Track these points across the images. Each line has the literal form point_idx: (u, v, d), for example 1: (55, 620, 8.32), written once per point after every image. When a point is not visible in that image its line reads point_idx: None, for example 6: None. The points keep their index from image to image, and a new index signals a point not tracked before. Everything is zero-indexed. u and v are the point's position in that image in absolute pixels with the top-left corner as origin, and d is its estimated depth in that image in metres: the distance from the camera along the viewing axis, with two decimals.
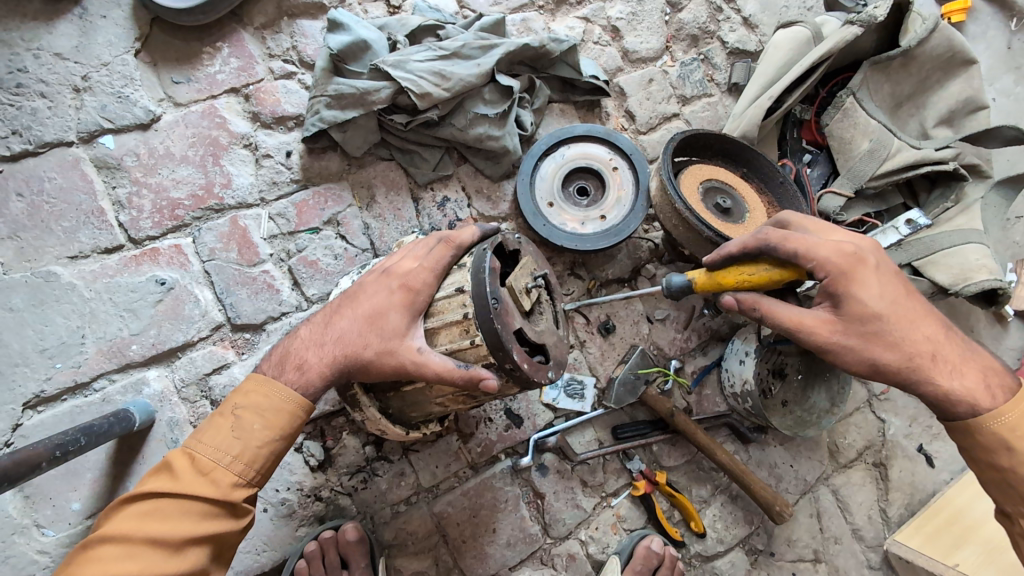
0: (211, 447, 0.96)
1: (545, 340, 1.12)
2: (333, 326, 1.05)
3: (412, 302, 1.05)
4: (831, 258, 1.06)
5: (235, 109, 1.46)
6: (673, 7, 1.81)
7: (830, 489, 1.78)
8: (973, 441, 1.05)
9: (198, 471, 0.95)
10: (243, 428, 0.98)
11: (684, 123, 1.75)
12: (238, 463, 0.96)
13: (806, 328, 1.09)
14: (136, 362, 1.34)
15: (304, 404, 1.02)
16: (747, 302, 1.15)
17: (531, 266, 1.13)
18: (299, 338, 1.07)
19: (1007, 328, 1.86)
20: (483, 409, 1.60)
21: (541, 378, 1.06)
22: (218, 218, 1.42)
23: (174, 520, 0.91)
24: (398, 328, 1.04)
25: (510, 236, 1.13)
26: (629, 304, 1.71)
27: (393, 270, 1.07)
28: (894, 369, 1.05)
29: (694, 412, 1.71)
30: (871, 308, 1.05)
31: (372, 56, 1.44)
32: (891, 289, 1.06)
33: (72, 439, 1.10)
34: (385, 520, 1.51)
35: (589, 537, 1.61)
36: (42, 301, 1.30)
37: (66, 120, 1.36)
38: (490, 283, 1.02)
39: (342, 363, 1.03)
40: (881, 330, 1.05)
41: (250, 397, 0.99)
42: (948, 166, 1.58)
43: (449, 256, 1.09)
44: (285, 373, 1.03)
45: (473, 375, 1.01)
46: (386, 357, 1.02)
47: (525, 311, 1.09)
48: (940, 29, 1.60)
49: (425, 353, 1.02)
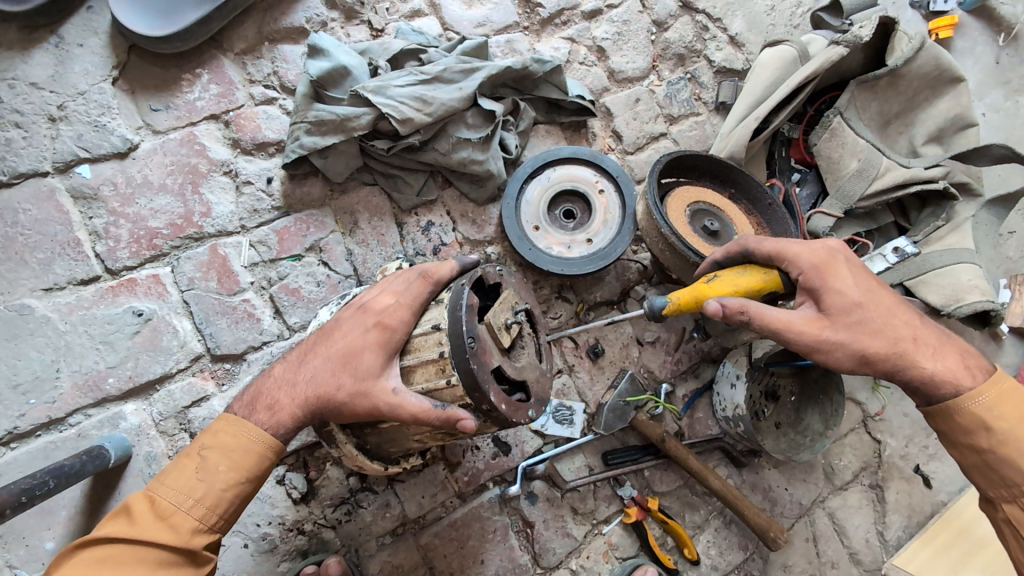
0: (173, 490, 0.93)
1: (526, 376, 1.08)
2: (306, 365, 1.03)
3: (387, 341, 1.03)
4: (804, 255, 1.11)
5: (215, 136, 1.44)
6: (659, 26, 1.80)
7: (826, 512, 1.75)
8: (994, 464, 1.02)
9: (158, 516, 0.91)
10: (207, 470, 0.95)
11: (671, 143, 1.74)
12: (200, 507, 0.93)
13: (798, 328, 1.07)
14: (113, 396, 1.31)
15: (274, 445, 0.99)
16: (733, 306, 1.11)
17: (512, 300, 1.09)
18: (271, 377, 1.04)
19: (1002, 345, 1.83)
20: (470, 437, 1.57)
21: (519, 419, 1.03)
22: (197, 247, 1.39)
23: (128, 569, 0.88)
24: (372, 368, 1.01)
25: (490, 269, 1.10)
26: (618, 327, 1.68)
27: (369, 306, 1.05)
28: (883, 357, 1.05)
29: (686, 436, 1.69)
30: (851, 299, 1.07)
31: (353, 81, 1.42)
32: (864, 275, 1.10)
33: (40, 483, 1.06)
34: (371, 553, 1.47)
35: (580, 567, 1.58)
36: (15, 335, 1.27)
37: (42, 150, 1.34)
38: (467, 320, 0.99)
39: (314, 404, 1.00)
40: (865, 317, 1.06)
41: (217, 438, 0.96)
42: (938, 184, 1.58)
43: (426, 292, 1.06)
44: (255, 414, 1.00)
45: (449, 416, 0.98)
46: (359, 399, 0.99)
47: (505, 348, 1.06)
48: (927, 47, 1.58)
49: (400, 394, 0.99)
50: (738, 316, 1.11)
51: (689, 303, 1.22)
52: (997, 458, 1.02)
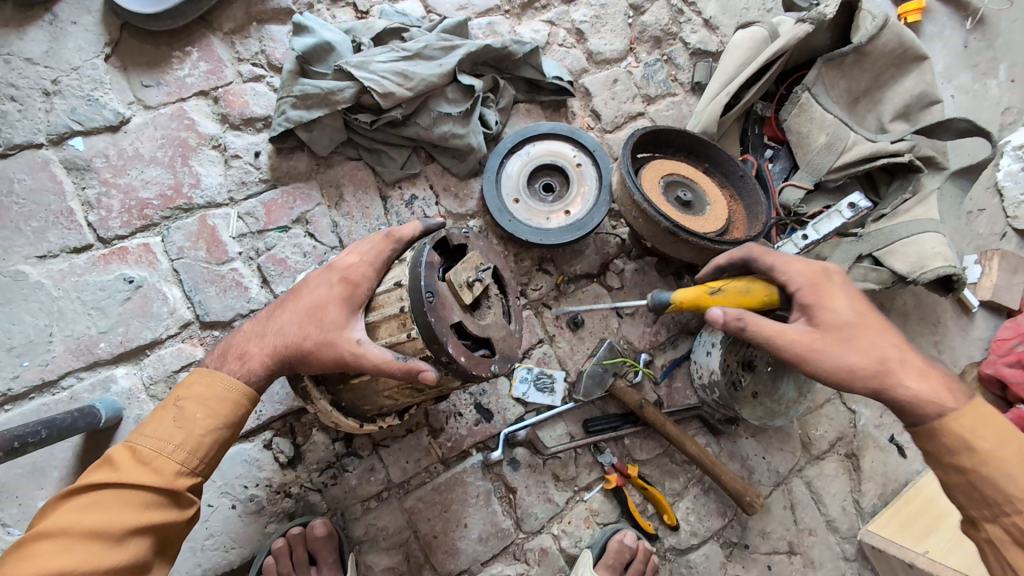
0: (151, 437, 0.97)
1: (490, 334, 1.11)
2: (274, 320, 1.08)
3: (351, 296, 1.08)
4: (802, 270, 1.19)
5: (204, 111, 1.50)
6: (636, 10, 1.87)
7: (803, 481, 1.79)
8: (971, 480, 1.03)
9: (139, 462, 0.95)
10: (185, 418, 0.99)
11: (648, 121, 1.80)
12: (181, 451, 0.97)
13: (788, 338, 1.13)
14: (104, 359, 1.35)
15: (249, 393, 1.04)
16: (733, 315, 1.16)
17: (476, 260, 1.11)
18: (242, 332, 1.09)
19: (974, 319, 1.88)
20: (453, 404, 1.61)
21: (481, 372, 1.06)
22: (187, 218, 1.44)
23: (114, 513, 0.91)
24: (337, 320, 1.06)
25: (454, 230, 1.12)
26: (597, 299, 1.72)
27: (335, 264, 1.10)
28: (870, 373, 1.09)
29: (665, 405, 1.74)
30: (842, 316, 1.13)
31: (337, 57, 1.48)
32: (859, 301, 1.16)
33: (33, 432, 1.12)
34: (356, 516, 1.51)
35: (561, 532, 1.61)
36: (10, 300, 1.32)
37: (36, 123, 1.39)
38: (426, 277, 1.03)
39: (282, 354, 1.06)
40: (854, 334, 1.12)
41: (193, 389, 1.01)
42: (903, 157, 1.63)
43: (389, 251, 1.11)
44: (227, 364, 1.05)
45: (410, 367, 1.02)
46: (325, 348, 1.04)
47: (467, 306, 1.09)
48: (891, 26, 1.65)
49: (364, 345, 1.04)
50: (738, 323, 1.16)
51: (689, 304, 1.27)
52: (974, 473, 1.02)
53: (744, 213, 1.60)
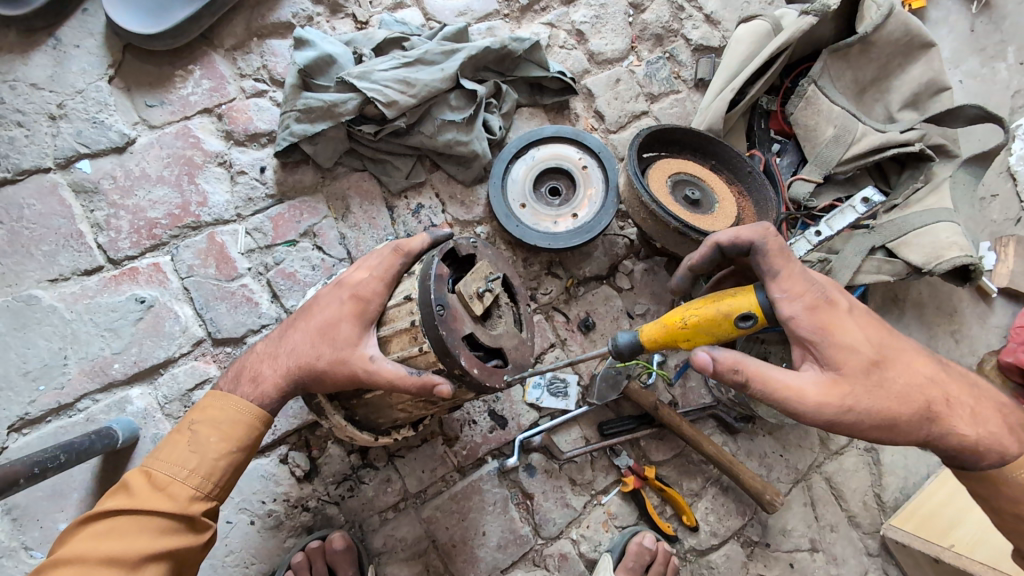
0: (167, 463, 0.97)
1: (502, 344, 1.10)
2: (286, 340, 1.08)
3: (363, 312, 1.07)
4: (801, 301, 1.05)
5: (208, 129, 1.50)
6: (636, 8, 1.85)
7: (823, 477, 1.77)
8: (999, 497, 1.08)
9: (155, 487, 0.95)
10: (199, 442, 0.99)
11: (653, 120, 1.78)
12: (195, 477, 0.97)
13: (813, 397, 1.01)
14: (119, 381, 1.35)
15: (262, 415, 1.04)
16: (727, 363, 1.04)
17: (485, 270, 1.09)
18: (255, 353, 1.10)
19: (993, 306, 1.85)
20: (468, 411, 1.61)
21: (494, 383, 1.05)
22: (195, 236, 1.45)
23: (131, 537, 0.91)
24: (350, 337, 1.05)
25: (463, 241, 1.11)
26: (608, 301, 1.69)
27: (345, 281, 1.09)
28: (914, 421, 1.04)
29: (680, 405, 1.72)
30: (869, 357, 1.03)
31: (338, 68, 1.48)
32: (875, 329, 1.06)
33: (52, 457, 1.12)
34: (374, 528, 1.51)
35: (581, 536, 1.60)
36: (24, 324, 1.33)
37: (44, 148, 1.40)
38: (436, 290, 1.02)
39: (295, 374, 1.05)
40: (884, 377, 1.03)
41: (207, 413, 1.01)
42: (913, 147, 1.61)
43: (398, 265, 1.10)
44: (240, 386, 1.05)
45: (424, 382, 1.02)
46: (338, 366, 1.04)
47: (478, 316, 1.07)
48: (896, 13, 1.63)
49: (377, 361, 1.04)
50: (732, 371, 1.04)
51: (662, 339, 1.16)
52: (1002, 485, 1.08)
53: (754, 209, 1.58)
